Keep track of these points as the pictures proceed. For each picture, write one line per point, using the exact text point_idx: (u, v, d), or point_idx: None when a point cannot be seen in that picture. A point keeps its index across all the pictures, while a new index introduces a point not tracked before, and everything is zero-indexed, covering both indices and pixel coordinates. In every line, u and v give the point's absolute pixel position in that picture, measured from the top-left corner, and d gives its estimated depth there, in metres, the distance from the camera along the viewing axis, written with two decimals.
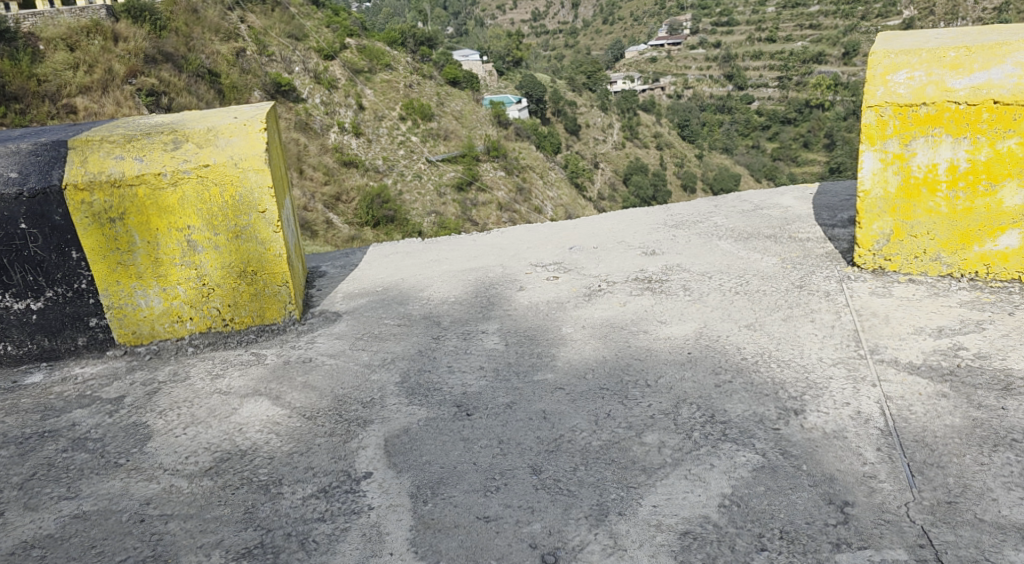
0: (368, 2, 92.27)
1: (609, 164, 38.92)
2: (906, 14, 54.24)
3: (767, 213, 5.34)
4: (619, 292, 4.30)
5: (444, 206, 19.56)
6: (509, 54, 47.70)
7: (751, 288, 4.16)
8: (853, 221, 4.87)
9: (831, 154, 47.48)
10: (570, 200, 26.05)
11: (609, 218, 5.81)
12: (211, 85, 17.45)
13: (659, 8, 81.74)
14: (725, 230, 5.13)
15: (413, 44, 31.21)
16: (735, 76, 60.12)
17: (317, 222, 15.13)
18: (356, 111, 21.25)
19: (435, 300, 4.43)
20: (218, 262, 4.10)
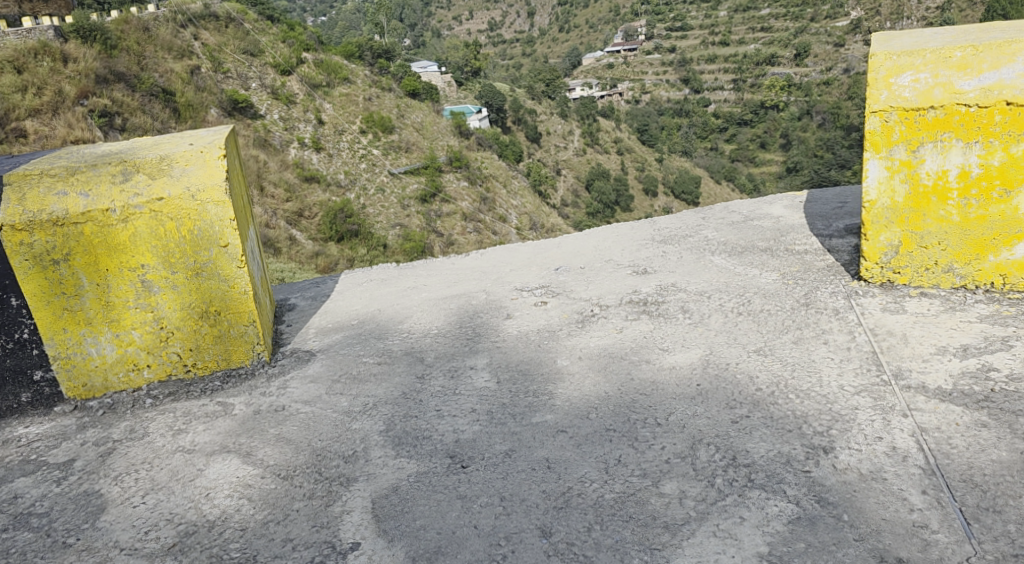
0: (323, 16, 91.50)
1: (572, 170, 38.89)
2: (854, 16, 55.14)
3: (758, 224, 5.11)
4: (614, 317, 4.03)
5: (408, 218, 19.19)
6: (468, 64, 47.53)
7: (755, 309, 3.90)
8: (850, 230, 4.66)
9: (787, 154, 49.16)
10: (534, 208, 25.79)
11: (592, 235, 5.54)
12: (166, 104, 16.95)
13: (614, 15, 82.09)
14: (718, 244, 4.89)
15: (370, 57, 30.84)
16: (690, 79, 61.25)
17: (280, 239, 14.74)
18: (315, 126, 20.74)
19: (417, 332, 4.12)
20: (176, 303, 3.74)
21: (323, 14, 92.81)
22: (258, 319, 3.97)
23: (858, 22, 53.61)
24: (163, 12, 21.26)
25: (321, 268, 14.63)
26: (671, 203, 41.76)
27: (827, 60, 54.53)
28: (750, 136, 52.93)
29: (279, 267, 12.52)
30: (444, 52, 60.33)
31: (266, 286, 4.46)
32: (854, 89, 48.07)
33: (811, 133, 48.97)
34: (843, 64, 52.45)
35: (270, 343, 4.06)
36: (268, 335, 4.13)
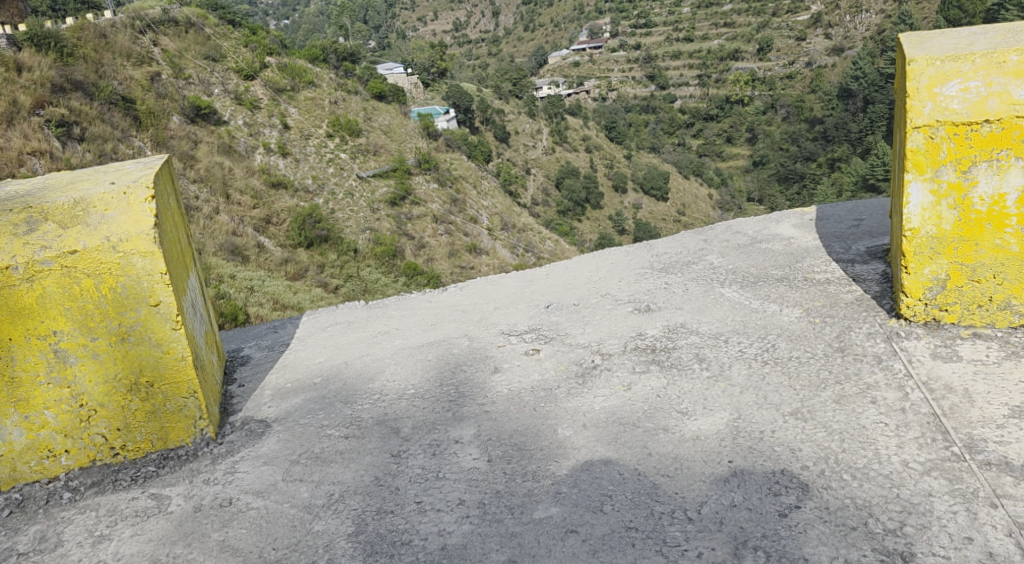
0: (286, 19, 89.80)
1: (541, 169, 38.48)
2: (814, 10, 55.28)
3: (768, 247, 4.63)
4: (620, 368, 3.49)
5: (378, 222, 18.53)
6: (434, 65, 46.85)
7: (779, 357, 3.36)
8: (875, 255, 4.15)
9: (753, 148, 50.44)
10: (505, 209, 25.19)
11: (584, 262, 5.00)
12: (127, 112, 16.38)
13: (578, 13, 81.48)
14: (728, 271, 4.38)
15: (335, 60, 30.12)
16: (656, 76, 61.25)
17: (249, 247, 14.13)
18: (281, 131, 20.00)
19: (389, 394, 3.56)
20: (98, 376, 3.12)
21: (285, 17, 91.09)
22: (202, 389, 3.40)
23: (819, 17, 53.72)
24: (119, 18, 20.49)
25: (290, 276, 14.00)
26: (642, 199, 41.49)
27: (789, 54, 54.58)
28: (717, 130, 53.80)
29: (248, 275, 12.15)
30: (409, 54, 59.46)
31: (213, 338, 3.87)
32: (817, 82, 48.33)
33: (777, 127, 49.59)
34: (805, 58, 52.58)
35: (216, 416, 3.46)
36: (215, 403, 3.53)
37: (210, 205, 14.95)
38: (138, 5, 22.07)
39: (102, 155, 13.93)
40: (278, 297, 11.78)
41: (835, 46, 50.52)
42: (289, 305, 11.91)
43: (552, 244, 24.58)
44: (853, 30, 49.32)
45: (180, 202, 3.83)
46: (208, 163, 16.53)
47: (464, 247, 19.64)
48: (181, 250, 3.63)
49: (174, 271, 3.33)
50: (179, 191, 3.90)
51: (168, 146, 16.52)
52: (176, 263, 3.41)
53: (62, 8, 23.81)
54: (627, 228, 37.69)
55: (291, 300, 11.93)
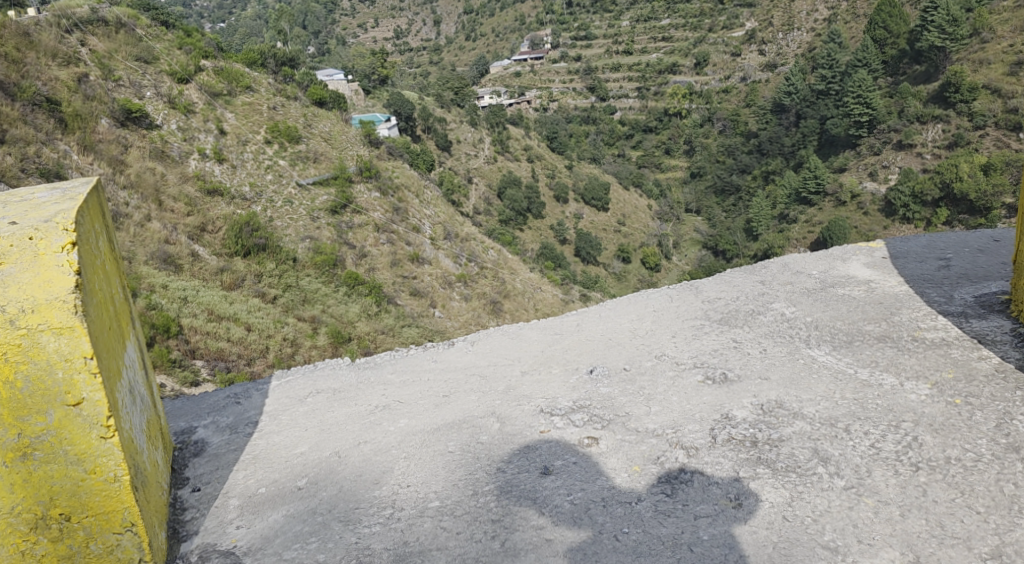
0: (222, 22, 85.91)
1: (483, 178, 37.93)
2: (748, 26, 56.19)
3: (857, 298, 8.04)
4: (742, 459, 5.75)
5: (318, 231, 19.36)
6: (374, 72, 45.48)
7: (924, 440, 5.77)
8: (971, 310, 7.26)
9: (691, 160, 51.95)
10: (448, 218, 24.85)
11: (654, 331, 7.90)
12: (51, 114, 16.90)
13: (518, 23, 79.75)
14: (821, 323, 7.60)
15: (274, 63, 29.42)
16: (597, 87, 60.79)
17: (182, 256, 15.53)
18: (216, 136, 20.48)
19: (426, 498, 5.65)
20: (21, 491, 4.79)
21: (222, 20, 87.85)
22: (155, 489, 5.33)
23: (752, 34, 54.58)
24: (45, 16, 20.45)
25: (226, 285, 15.58)
26: (583, 208, 41.34)
27: (726, 69, 55.62)
28: (656, 142, 55.03)
29: (180, 285, 14.38)
30: (350, 60, 57.78)
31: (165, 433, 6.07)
32: (752, 97, 50.47)
33: (713, 140, 51.34)
34: (740, 73, 54.02)
35: (165, 553, 5.24)
36: (164, 533, 5.36)
37: (142, 212, 15.84)
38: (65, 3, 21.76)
39: (21, 157, 14.92)
40: (211, 307, 14.20)
41: (768, 63, 52.29)
42: (222, 316, 14.29)
43: (494, 253, 25.13)
44: (785, 47, 51.26)
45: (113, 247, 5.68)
46: (139, 168, 17.30)
47: (406, 256, 20.60)
48: (117, 311, 5.48)
49: (104, 351, 5.04)
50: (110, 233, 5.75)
51: (97, 149, 16.92)
52: (112, 338, 5.23)
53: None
54: (569, 237, 37.82)
55: (225, 311, 14.38)
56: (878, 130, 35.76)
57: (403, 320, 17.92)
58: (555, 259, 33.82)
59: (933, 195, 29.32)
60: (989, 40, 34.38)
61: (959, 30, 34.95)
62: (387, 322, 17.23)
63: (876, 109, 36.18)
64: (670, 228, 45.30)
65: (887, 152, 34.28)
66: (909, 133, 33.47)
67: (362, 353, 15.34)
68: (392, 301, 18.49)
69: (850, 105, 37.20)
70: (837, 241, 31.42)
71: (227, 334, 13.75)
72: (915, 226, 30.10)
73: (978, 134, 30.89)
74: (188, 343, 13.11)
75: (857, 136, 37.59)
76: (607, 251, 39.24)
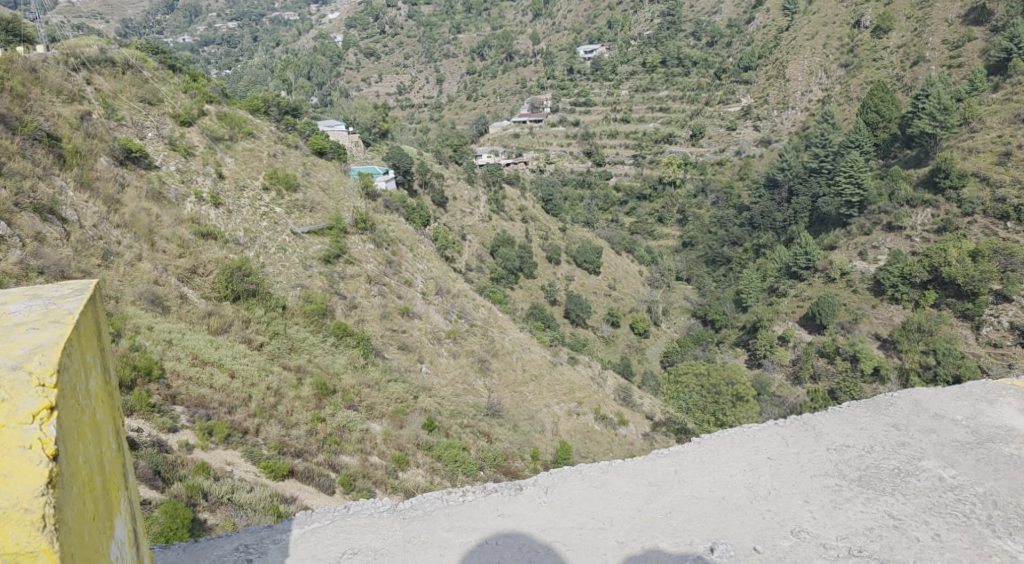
0: (228, 69, 85.71)
1: (477, 236, 37.82)
2: (745, 103, 56.99)
3: (999, 469, 12.55)
4: None
5: (310, 279, 21.05)
6: (376, 126, 45.32)
7: None
8: None
9: (683, 230, 52.15)
10: (441, 272, 26.61)
11: (794, 501, 12.13)
12: (50, 148, 17.61)
13: (521, 87, 78.04)
14: (994, 502, 11.93)
15: (277, 112, 29.95)
16: (593, 152, 60.64)
17: (170, 297, 17.08)
18: (215, 180, 21.58)
19: None
20: None
21: (228, 67, 88.44)
22: None
23: (748, 109, 56.03)
24: (53, 53, 20.90)
25: (213, 329, 17.16)
26: (574, 271, 41.15)
27: (721, 142, 55.29)
28: (650, 210, 55.22)
29: (166, 327, 15.98)
30: (351, 112, 57.71)
31: None
32: (745, 170, 50.92)
33: (705, 211, 51.65)
34: (735, 147, 54.35)
35: None
36: None
37: (133, 251, 17.35)
38: (74, 43, 22.50)
39: (16, 191, 15.96)
40: (195, 352, 15.85)
41: (763, 138, 52.67)
42: (206, 360, 15.91)
43: (484, 311, 26.30)
44: (780, 124, 52.09)
45: (106, 367, 7.80)
46: (134, 208, 18.39)
47: (396, 310, 22.40)
48: (106, 476, 7.55)
49: (83, 558, 7.06)
50: (105, 349, 7.84)
51: (93, 187, 17.98)
52: (99, 522, 7.31)
53: None
54: (559, 298, 37.63)
55: (210, 356, 15.98)
56: (869, 211, 36.65)
57: (391, 374, 19.63)
58: (545, 318, 33.58)
59: (923, 277, 30.64)
60: (978, 130, 34.85)
61: (949, 119, 35.49)
62: (372, 375, 19.02)
63: (867, 190, 36.96)
64: (660, 295, 45.18)
65: (877, 233, 35.22)
66: (899, 215, 34.22)
67: (343, 407, 17.13)
68: (380, 354, 20.31)
69: (842, 184, 37.97)
70: (826, 318, 32.65)
71: (209, 381, 15.42)
72: (903, 305, 31.47)
73: (966, 221, 31.63)
74: (169, 387, 14.86)
75: (847, 215, 38.28)
76: (596, 314, 39.07)
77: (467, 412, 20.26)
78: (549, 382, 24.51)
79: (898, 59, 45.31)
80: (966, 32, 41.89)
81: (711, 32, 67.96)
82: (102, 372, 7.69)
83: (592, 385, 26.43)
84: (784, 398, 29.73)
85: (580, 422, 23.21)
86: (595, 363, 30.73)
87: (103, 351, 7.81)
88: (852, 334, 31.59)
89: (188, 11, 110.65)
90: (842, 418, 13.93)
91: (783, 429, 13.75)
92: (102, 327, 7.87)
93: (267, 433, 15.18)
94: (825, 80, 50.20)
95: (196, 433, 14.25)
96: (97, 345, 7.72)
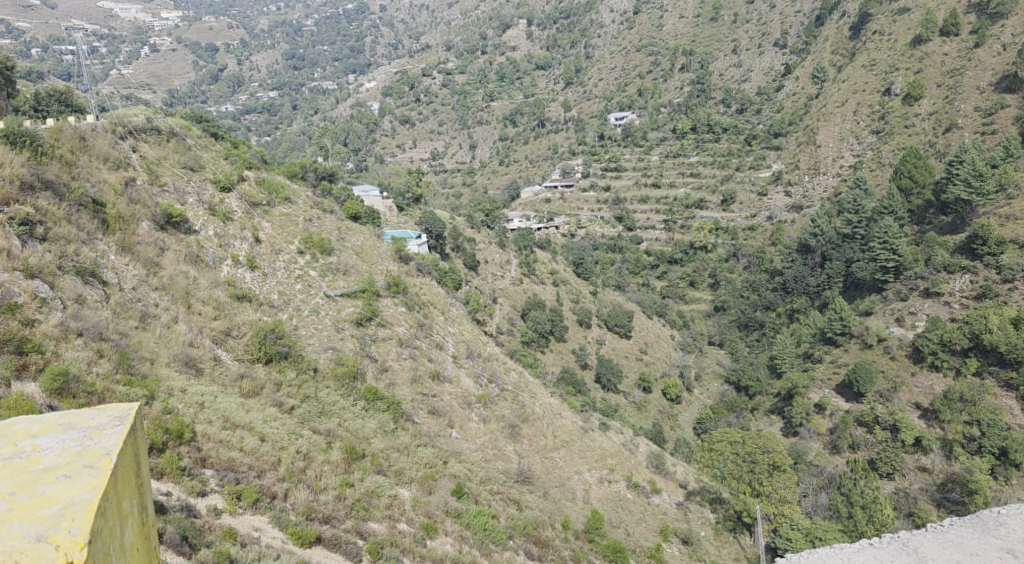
0: (268, 136, 88.18)
1: (508, 300, 37.97)
2: (776, 169, 57.05)
3: None
4: None
5: (342, 341, 21.22)
6: (409, 190, 45.99)
7: None
8: None
9: (715, 294, 51.68)
10: (472, 335, 26.50)
11: None
12: (95, 214, 18.10)
13: (552, 152, 78.07)
14: None
15: (313, 178, 30.64)
16: (624, 217, 60.52)
17: (204, 358, 17.23)
18: (251, 244, 22.03)
19: None
20: None
21: (268, 134, 90.85)
22: None
23: (780, 174, 55.86)
24: (102, 122, 21.64)
25: (245, 392, 17.20)
26: (604, 335, 40.85)
27: (752, 208, 55.94)
28: (681, 274, 54.90)
29: (199, 390, 16.03)
30: (385, 179, 58.70)
31: None
32: (777, 236, 50.44)
33: (738, 276, 50.69)
34: (766, 212, 54.22)
35: None
36: None
37: (170, 313, 17.67)
38: (123, 112, 23.33)
39: (61, 254, 16.39)
40: (227, 415, 15.83)
41: (795, 204, 52.47)
42: (237, 423, 15.86)
43: (514, 375, 26.02)
44: (811, 190, 51.81)
45: (143, 506, 8.91)
46: (172, 271, 18.82)
47: (426, 374, 22.27)
48: None
49: None
50: (143, 487, 8.94)
51: (134, 251, 18.47)
52: None
53: (46, 110, 24.55)
54: (589, 362, 37.30)
55: (240, 420, 15.95)
56: (904, 277, 36.14)
57: (420, 439, 19.44)
58: (575, 383, 33.15)
59: (963, 344, 30.36)
60: (1015, 197, 34.48)
61: (985, 185, 35.31)
62: (402, 439, 18.84)
63: (902, 255, 36.49)
64: (692, 359, 44.40)
65: (914, 299, 34.61)
66: (936, 281, 34.10)
67: (372, 472, 16.96)
68: (410, 419, 20.17)
69: (876, 250, 37.47)
70: (864, 386, 32.37)
71: (240, 444, 15.36)
72: (944, 373, 30.99)
73: (1006, 287, 31.46)
74: (200, 450, 14.83)
75: (882, 281, 37.75)
76: (628, 379, 38.42)
77: (496, 478, 19.98)
78: (581, 448, 24.17)
79: (929, 126, 45.22)
80: (998, 99, 41.82)
81: (740, 99, 67.99)
82: (139, 515, 8.81)
83: (624, 452, 25.93)
84: (822, 466, 29.11)
85: (612, 490, 23.33)
86: (626, 429, 30.14)
87: (142, 488, 8.94)
88: (891, 402, 31.26)
89: (232, 80, 113.85)
90: (946, 542, 21.67)
91: (884, 552, 21.82)
92: (141, 461, 8.99)
93: (296, 498, 14.98)
94: (856, 146, 50.17)
95: (224, 498, 14.20)
96: (134, 486, 8.82)
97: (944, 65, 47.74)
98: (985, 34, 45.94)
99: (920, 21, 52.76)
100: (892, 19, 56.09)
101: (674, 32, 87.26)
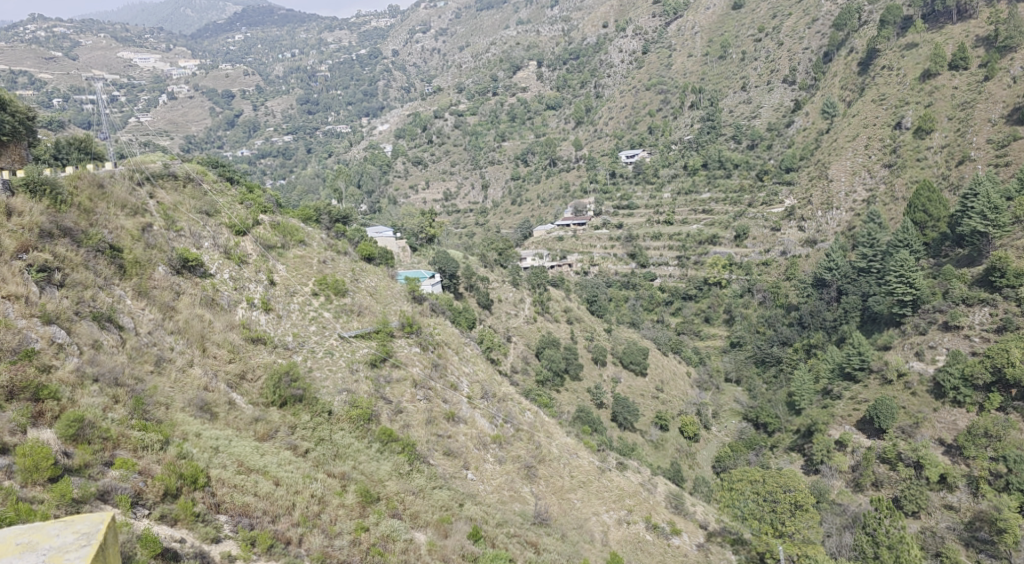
0: (283, 179, 89.13)
1: (522, 338, 37.61)
2: (788, 203, 56.73)
3: None
4: None
5: (356, 383, 20.96)
6: (422, 231, 45.95)
7: None
8: None
9: (731, 330, 50.94)
10: (486, 375, 26.15)
11: None
12: (112, 259, 18.13)
13: (564, 191, 76.29)
14: None
15: (328, 220, 30.79)
16: (636, 254, 59.88)
17: (218, 403, 17.04)
18: (266, 286, 21.98)
19: None
20: None
21: (283, 177, 91.73)
22: None
23: (793, 210, 54.95)
24: (120, 169, 21.76)
25: (259, 435, 16.99)
26: (620, 373, 40.33)
27: (765, 243, 55.03)
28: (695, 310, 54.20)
29: (214, 434, 15.82)
30: (397, 220, 58.83)
31: None
32: (791, 270, 49.85)
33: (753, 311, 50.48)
34: (780, 247, 53.59)
35: None
36: None
37: (185, 357, 17.56)
38: (141, 158, 23.50)
39: (78, 300, 16.34)
40: (241, 459, 15.56)
41: (808, 239, 51.82)
42: (252, 467, 15.57)
43: (530, 415, 25.52)
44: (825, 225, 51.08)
45: None
46: (188, 315, 18.75)
47: (442, 415, 21.95)
48: None
49: None
50: None
51: (150, 296, 18.43)
52: None
53: (65, 157, 24.73)
54: (605, 400, 36.71)
55: (255, 463, 15.64)
56: (922, 310, 35.59)
57: (435, 481, 19.03)
58: (591, 422, 32.54)
59: (985, 378, 29.76)
60: None
61: (1000, 218, 34.85)
62: (417, 482, 18.43)
63: (920, 289, 36.00)
64: (709, 397, 43.61)
65: (933, 332, 34.02)
66: (955, 314, 33.53)
67: (387, 515, 16.56)
68: (425, 461, 19.83)
69: (892, 284, 37.03)
70: (885, 422, 31.53)
71: (254, 488, 15.06)
72: (967, 408, 30.31)
73: None
74: (214, 495, 14.65)
75: (900, 314, 37.23)
76: (644, 417, 37.74)
77: (513, 521, 19.48)
78: (599, 489, 23.68)
79: (942, 159, 44.39)
80: (1010, 131, 41.55)
81: (751, 136, 68.02)
82: None
83: (641, 492, 25.37)
84: (846, 505, 28.31)
85: (631, 531, 22.76)
86: (643, 468, 29.48)
87: None
88: (914, 439, 30.51)
89: (247, 125, 115.11)
90: None
91: None
92: None
93: (311, 543, 14.73)
94: (869, 180, 49.88)
95: (239, 544, 14.07)
96: None
97: (954, 98, 47.64)
98: (994, 68, 46.00)
99: (929, 56, 52.74)
100: (899, 54, 56.19)
101: (682, 70, 87.80)
